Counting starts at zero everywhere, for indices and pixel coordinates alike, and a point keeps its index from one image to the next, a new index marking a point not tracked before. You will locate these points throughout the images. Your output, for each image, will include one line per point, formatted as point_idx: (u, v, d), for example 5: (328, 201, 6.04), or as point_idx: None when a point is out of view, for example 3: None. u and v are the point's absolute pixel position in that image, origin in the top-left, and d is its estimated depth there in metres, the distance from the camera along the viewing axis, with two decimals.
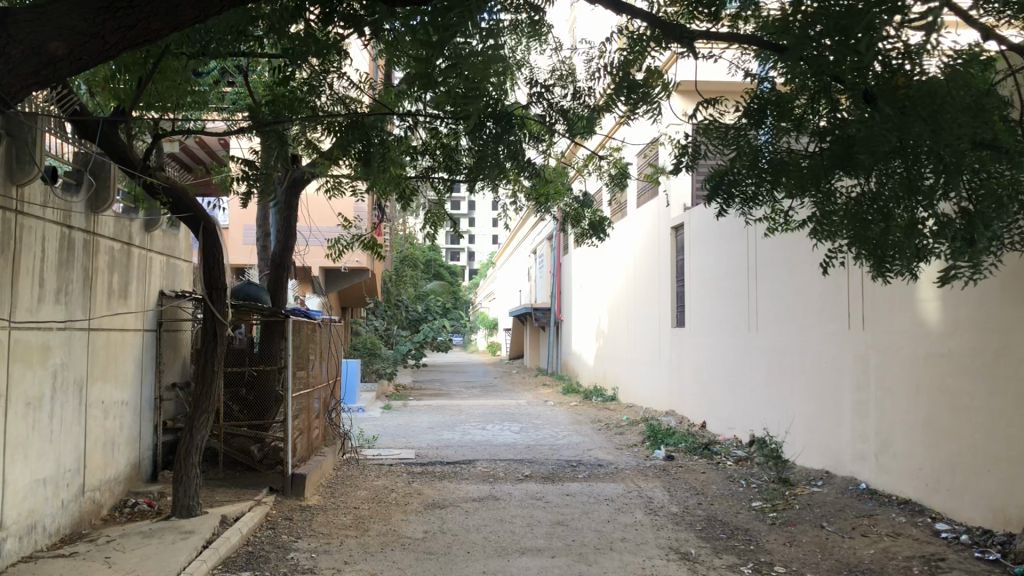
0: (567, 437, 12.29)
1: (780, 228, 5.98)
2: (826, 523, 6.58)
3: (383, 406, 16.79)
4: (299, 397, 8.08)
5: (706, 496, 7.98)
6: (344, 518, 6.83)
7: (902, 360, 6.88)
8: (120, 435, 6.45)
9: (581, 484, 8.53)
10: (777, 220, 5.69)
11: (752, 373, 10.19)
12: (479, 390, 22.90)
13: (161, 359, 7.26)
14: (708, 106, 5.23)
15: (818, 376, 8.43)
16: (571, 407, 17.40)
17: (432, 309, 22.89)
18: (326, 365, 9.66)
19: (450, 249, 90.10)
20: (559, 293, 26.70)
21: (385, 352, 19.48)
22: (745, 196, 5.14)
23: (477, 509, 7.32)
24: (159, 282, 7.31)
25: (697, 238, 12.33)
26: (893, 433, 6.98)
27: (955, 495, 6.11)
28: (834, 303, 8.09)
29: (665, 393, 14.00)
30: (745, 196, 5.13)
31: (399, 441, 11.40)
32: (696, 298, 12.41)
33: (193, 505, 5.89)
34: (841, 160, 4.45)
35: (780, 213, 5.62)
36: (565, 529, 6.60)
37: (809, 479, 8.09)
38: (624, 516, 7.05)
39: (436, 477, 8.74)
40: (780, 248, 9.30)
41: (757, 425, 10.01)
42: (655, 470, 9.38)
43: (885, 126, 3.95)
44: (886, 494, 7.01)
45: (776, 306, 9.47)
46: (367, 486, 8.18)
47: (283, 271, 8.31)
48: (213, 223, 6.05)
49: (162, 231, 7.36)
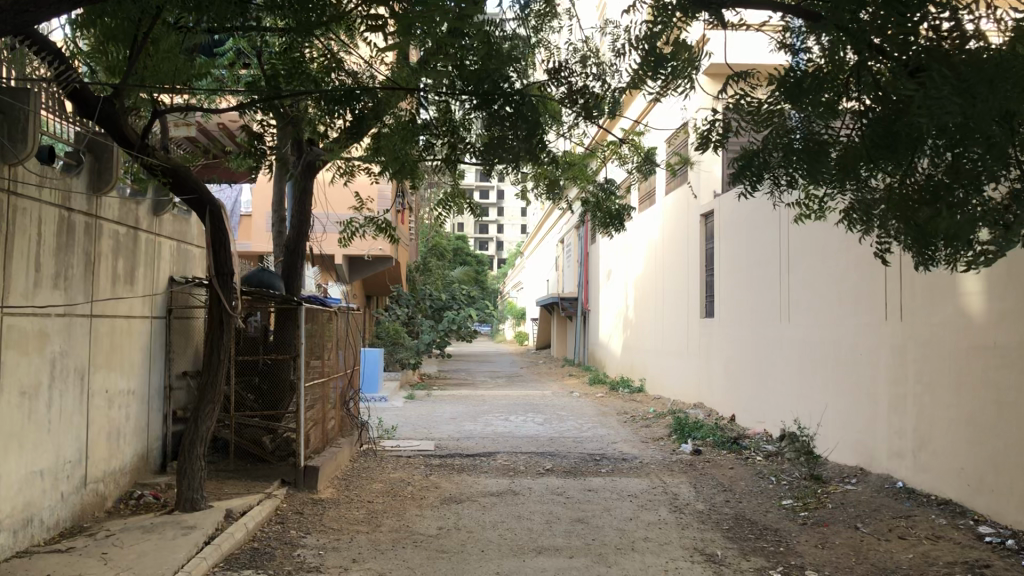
0: (591, 430, 12.01)
1: (814, 216, 5.57)
2: (861, 524, 6.24)
3: (406, 396, 16.59)
4: (314, 387, 7.86)
5: (734, 493, 7.65)
6: (356, 513, 6.60)
7: (943, 353, 6.53)
8: (125, 426, 6.26)
9: (604, 479, 8.25)
10: (811, 208, 5.31)
11: (784, 366, 9.81)
12: (504, 381, 22.67)
13: (171, 347, 7.08)
14: (739, 80, 4.76)
15: (854, 369, 8.05)
16: (597, 398, 17.11)
17: (458, 299, 22.65)
18: (344, 353, 9.45)
19: (478, 239, 89.91)
20: (587, 283, 26.36)
21: (408, 341, 19.32)
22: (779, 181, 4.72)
23: (494, 504, 7.05)
24: (169, 267, 7.11)
25: (727, 225, 11.95)
26: (933, 430, 6.62)
27: (1000, 496, 5.76)
28: (871, 293, 7.69)
29: (694, 385, 13.65)
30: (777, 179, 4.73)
31: (419, 432, 11.17)
32: (726, 287, 12.03)
33: (198, 499, 5.69)
34: (882, 137, 4.09)
35: (813, 200, 5.24)
36: (586, 527, 6.32)
37: (842, 477, 7.74)
38: (647, 514, 6.75)
39: (454, 470, 8.48)
40: (815, 234, 8.92)
41: (789, 419, 9.65)
42: (681, 465, 9.06)
43: (939, 94, 3.56)
44: (924, 494, 6.66)
45: (809, 295, 9.10)
46: (383, 479, 7.95)
47: (297, 258, 8.10)
48: (219, 207, 5.80)
49: (172, 215, 7.15)
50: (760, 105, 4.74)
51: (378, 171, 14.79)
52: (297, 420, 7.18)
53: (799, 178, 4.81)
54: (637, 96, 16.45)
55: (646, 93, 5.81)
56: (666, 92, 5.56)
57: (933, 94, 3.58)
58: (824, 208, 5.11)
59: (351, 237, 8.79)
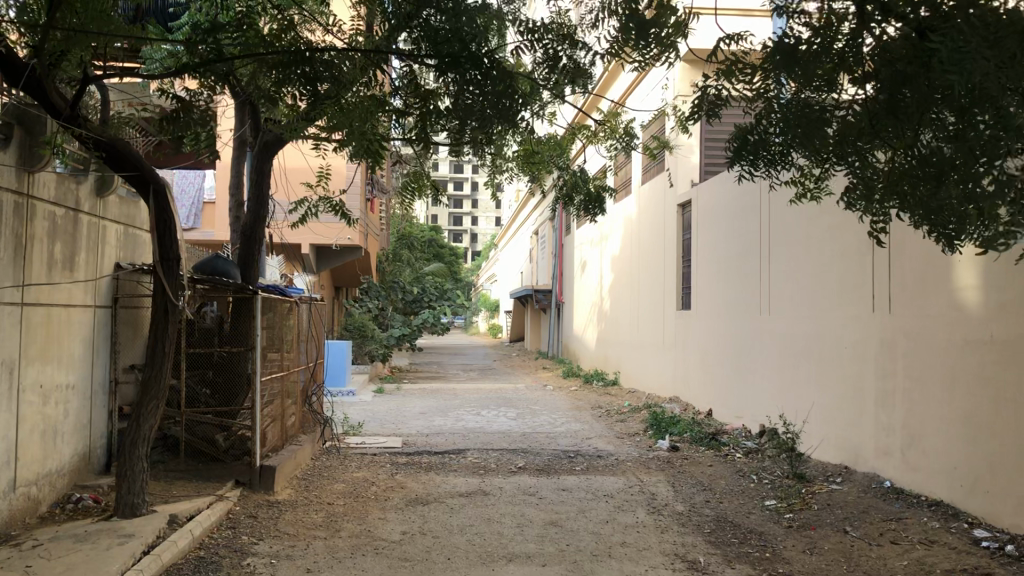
0: (565, 424, 11.66)
1: (808, 196, 5.21)
2: (849, 528, 5.90)
3: (375, 390, 16.16)
4: (273, 381, 7.41)
5: (714, 492, 7.31)
6: (315, 517, 6.17)
7: (935, 348, 6.21)
8: (64, 424, 5.79)
9: (578, 477, 7.88)
10: (805, 187, 4.96)
11: (764, 359, 9.53)
12: (477, 374, 22.28)
13: (117, 338, 6.61)
14: (732, 43, 4.28)
15: (838, 364, 7.75)
16: (570, 392, 16.77)
17: (428, 290, 22.19)
18: (306, 347, 8.99)
19: (451, 231, 89.29)
20: (561, 275, 26.02)
21: (378, 333, 18.89)
22: (774, 157, 4.34)
23: (462, 506, 6.65)
24: (115, 252, 6.62)
25: (705, 214, 11.65)
26: (924, 427, 6.31)
27: (996, 498, 5.45)
28: (858, 284, 7.39)
29: (670, 380, 13.34)
30: (773, 155, 4.35)
31: (387, 428, 10.74)
32: (704, 279, 11.70)
33: (138, 504, 5.23)
34: (887, 105, 3.71)
35: (809, 177, 4.88)
36: (559, 530, 5.95)
37: (826, 475, 7.41)
38: (624, 516, 6.38)
39: (421, 469, 8.07)
40: (798, 223, 8.61)
41: (768, 415, 9.34)
42: (658, 463, 8.72)
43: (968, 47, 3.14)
44: (914, 494, 6.35)
45: (791, 286, 8.79)
46: (345, 479, 7.52)
47: (255, 245, 7.64)
48: (163, 185, 5.31)
49: (118, 197, 6.66)
50: (753, 71, 4.29)
51: (344, 158, 14.34)
52: (252, 417, 6.73)
53: (792, 160, 4.37)
54: (618, 77, 15.93)
55: (624, 64, 5.41)
56: (648, 62, 5.16)
57: (959, 47, 3.20)
58: (819, 186, 4.77)
59: (302, 218, 8.14)
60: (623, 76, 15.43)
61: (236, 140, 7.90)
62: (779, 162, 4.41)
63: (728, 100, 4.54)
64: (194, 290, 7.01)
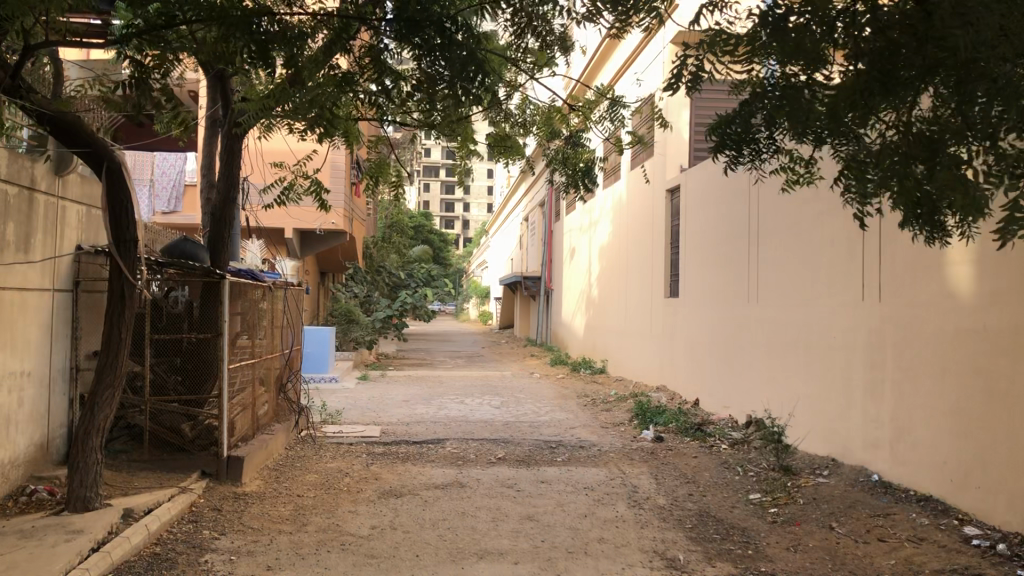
0: (549, 413, 11.46)
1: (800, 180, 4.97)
2: (835, 524, 5.70)
3: (359, 377, 15.93)
4: (243, 369, 7.17)
5: (697, 485, 7.11)
6: (282, 510, 5.94)
7: (926, 337, 6.01)
8: (18, 413, 5.54)
9: (558, 468, 7.67)
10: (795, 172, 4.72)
11: (751, 348, 9.33)
12: (465, 361, 22.06)
13: (79, 324, 6.36)
14: (715, 10, 4.01)
15: (826, 353, 7.55)
16: (557, 380, 16.57)
17: (415, 276, 21.94)
18: (281, 333, 8.75)
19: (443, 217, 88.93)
20: (550, 262, 25.73)
21: (363, 318, 18.67)
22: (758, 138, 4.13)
23: (436, 499, 6.43)
24: (77, 234, 6.36)
25: (693, 199, 11.42)
26: (913, 420, 6.11)
27: (987, 493, 5.26)
28: (848, 272, 7.18)
29: (657, 368, 13.15)
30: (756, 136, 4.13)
31: (367, 416, 10.51)
32: (692, 266, 11.48)
33: (92, 497, 4.99)
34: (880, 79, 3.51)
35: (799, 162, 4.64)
36: (534, 525, 5.74)
37: (813, 468, 7.22)
38: (603, 510, 6.17)
39: (398, 459, 7.85)
40: (787, 208, 8.39)
41: (755, 405, 9.15)
42: (642, 454, 8.51)
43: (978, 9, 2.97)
44: (903, 489, 6.16)
45: (780, 273, 8.58)
46: (318, 470, 7.29)
47: (226, 228, 7.37)
48: (118, 162, 5.06)
49: (79, 176, 6.39)
50: (739, 41, 4.03)
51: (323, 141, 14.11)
52: (220, 405, 6.50)
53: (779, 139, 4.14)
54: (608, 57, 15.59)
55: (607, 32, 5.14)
56: (631, 27, 4.89)
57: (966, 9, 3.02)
58: (809, 170, 4.52)
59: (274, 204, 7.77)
60: (614, 56, 14.85)
61: (208, 119, 7.63)
62: (766, 146, 4.22)
63: (711, 73, 4.29)
64: (161, 273, 6.75)
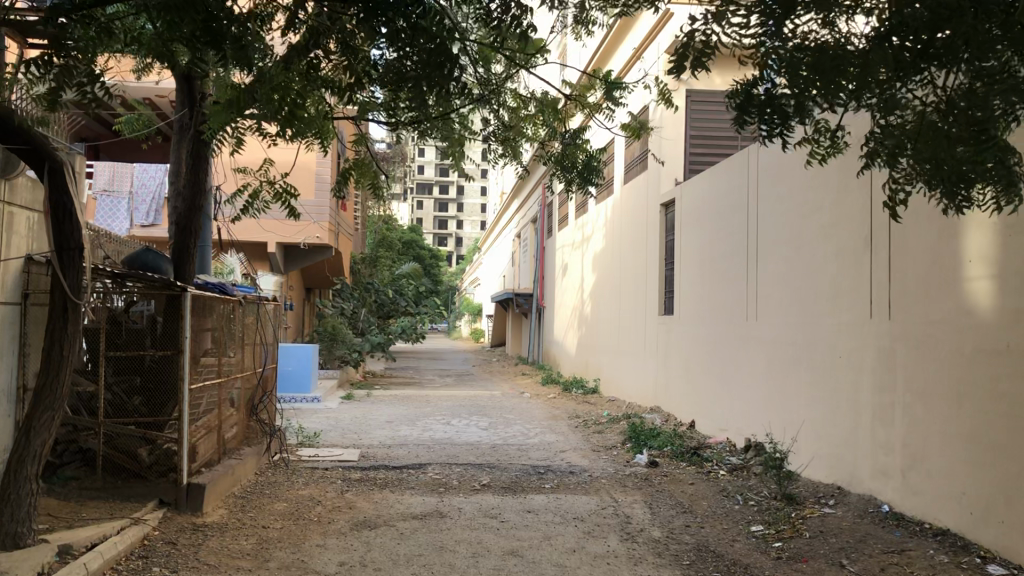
0: (539, 436, 10.97)
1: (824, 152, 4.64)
2: (846, 562, 5.22)
3: (344, 396, 15.41)
4: (207, 390, 6.69)
5: (695, 516, 6.64)
6: (243, 544, 5.44)
7: (940, 357, 5.58)
8: None
9: (546, 496, 7.19)
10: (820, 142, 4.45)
11: (750, 368, 8.87)
12: (454, 380, 21.55)
13: (25, 339, 5.86)
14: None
15: (830, 373, 7.11)
16: (547, 400, 16.10)
17: (404, 294, 21.44)
18: (254, 350, 8.26)
19: (436, 235, 88.52)
20: (542, 278, 25.30)
21: (348, 336, 18.17)
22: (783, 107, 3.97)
23: (414, 531, 5.95)
24: (26, 242, 5.88)
25: (689, 213, 11.02)
26: (926, 446, 5.68)
27: (1012, 528, 4.79)
28: (854, 287, 6.76)
29: (651, 387, 12.68)
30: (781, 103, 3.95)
31: (347, 438, 10.01)
32: (687, 282, 11.06)
33: (24, 533, 4.48)
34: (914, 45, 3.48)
35: (823, 131, 4.37)
36: (519, 562, 5.25)
37: (817, 498, 6.76)
38: (593, 544, 5.69)
39: (376, 486, 7.36)
40: (789, 221, 7.97)
41: (755, 429, 8.68)
42: (635, 480, 8.03)
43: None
44: (916, 521, 5.70)
45: (781, 289, 8.14)
46: (287, 498, 6.80)
47: (190, 239, 6.95)
48: (61, 163, 4.62)
49: (29, 180, 5.93)
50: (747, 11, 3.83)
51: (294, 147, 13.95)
52: (181, 428, 5.99)
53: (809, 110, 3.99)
54: (610, 56, 15.10)
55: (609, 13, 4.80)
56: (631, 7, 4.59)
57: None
58: (834, 138, 4.32)
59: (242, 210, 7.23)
60: (620, 51, 14.15)
61: (176, 124, 7.18)
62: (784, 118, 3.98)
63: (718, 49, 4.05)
64: (122, 286, 6.32)
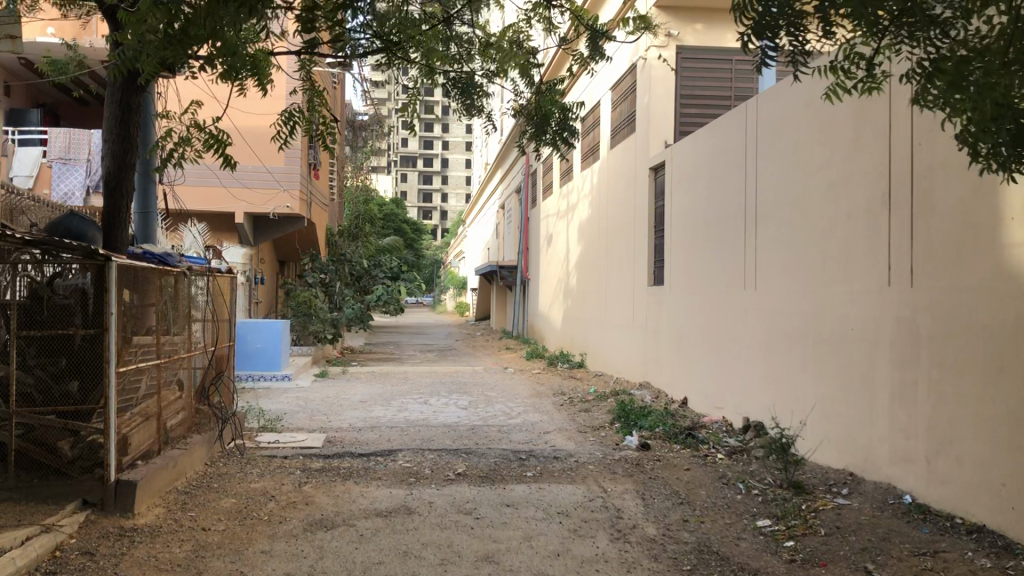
0: (522, 415, 10.27)
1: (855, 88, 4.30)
2: (871, 567, 4.52)
3: (317, 374, 14.65)
4: (144, 373, 5.92)
5: (692, 508, 5.95)
6: (177, 552, 4.71)
7: (973, 330, 4.88)
8: None
9: (528, 487, 6.47)
10: (850, 72, 4.09)
11: (750, 341, 8.16)
12: (436, 355, 20.80)
13: None
14: None
15: (842, 347, 6.39)
16: (531, 376, 15.41)
17: (382, 267, 20.64)
18: (205, 327, 7.47)
19: (420, 208, 87.45)
20: (527, 250, 24.50)
21: (322, 310, 17.29)
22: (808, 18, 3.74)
23: (376, 531, 5.22)
24: None
25: (680, 176, 10.28)
26: (955, 429, 4.99)
27: None
28: (870, 252, 6.04)
29: (640, 362, 11.98)
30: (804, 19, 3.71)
31: (313, 421, 9.26)
32: (678, 250, 10.34)
33: None
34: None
35: (854, 60, 3.99)
36: (492, 570, 4.54)
37: (829, 487, 6.07)
38: (581, 546, 4.99)
39: (338, 477, 6.63)
40: (795, 181, 7.23)
41: (756, 407, 7.98)
42: (626, 466, 7.32)
43: None
44: (944, 514, 5.03)
45: (785, 255, 7.41)
46: (236, 494, 6.05)
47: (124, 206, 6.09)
48: None
49: None
50: None
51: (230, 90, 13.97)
52: (106, 419, 5.22)
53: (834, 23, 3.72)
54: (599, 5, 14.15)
55: None
56: None
57: None
58: (868, 71, 3.91)
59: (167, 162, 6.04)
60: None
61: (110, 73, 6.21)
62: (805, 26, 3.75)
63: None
64: (57, 257, 5.55)
